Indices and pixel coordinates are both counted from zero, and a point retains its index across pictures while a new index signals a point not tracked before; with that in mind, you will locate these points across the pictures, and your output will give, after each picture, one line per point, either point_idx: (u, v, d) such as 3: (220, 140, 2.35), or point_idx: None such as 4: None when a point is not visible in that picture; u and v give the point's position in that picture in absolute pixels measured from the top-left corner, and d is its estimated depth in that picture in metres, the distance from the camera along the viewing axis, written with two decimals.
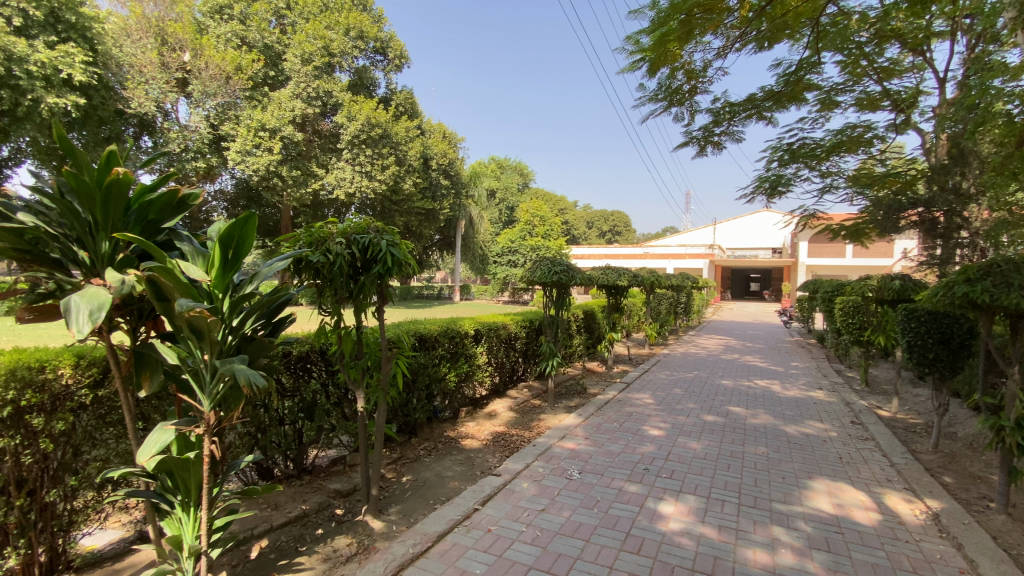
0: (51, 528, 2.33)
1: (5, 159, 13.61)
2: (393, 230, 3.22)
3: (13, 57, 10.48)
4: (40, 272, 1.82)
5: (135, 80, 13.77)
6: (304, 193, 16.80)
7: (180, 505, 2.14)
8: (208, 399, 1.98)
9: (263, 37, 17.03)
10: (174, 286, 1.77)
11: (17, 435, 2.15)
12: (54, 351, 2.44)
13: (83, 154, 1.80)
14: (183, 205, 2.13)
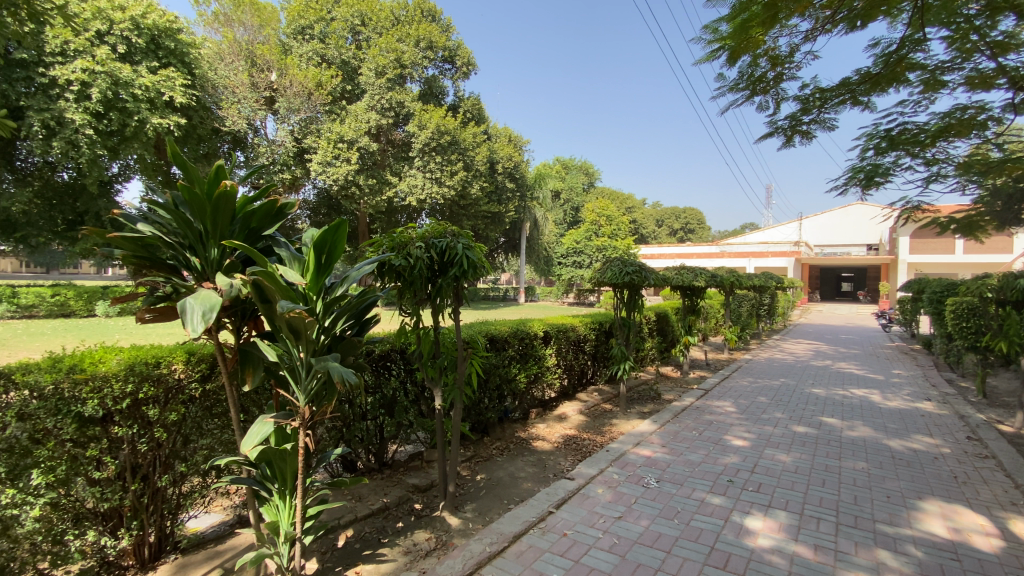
0: (160, 509, 2.63)
1: (117, 175, 15.49)
2: (468, 233, 3.28)
3: (120, 82, 12.30)
4: (159, 275, 2.02)
5: (229, 100, 15.43)
6: (379, 200, 17.56)
7: (277, 492, 2.30)
8: (304, 395, 2.13)
9: (340, 53, 17.81)
10: (276, 288, 1.91)
11: (133, 424, 2.44)
12: (171, 348, 2.72)
13: (195, 169, 1.97)
14: (279, 214, 2.30)
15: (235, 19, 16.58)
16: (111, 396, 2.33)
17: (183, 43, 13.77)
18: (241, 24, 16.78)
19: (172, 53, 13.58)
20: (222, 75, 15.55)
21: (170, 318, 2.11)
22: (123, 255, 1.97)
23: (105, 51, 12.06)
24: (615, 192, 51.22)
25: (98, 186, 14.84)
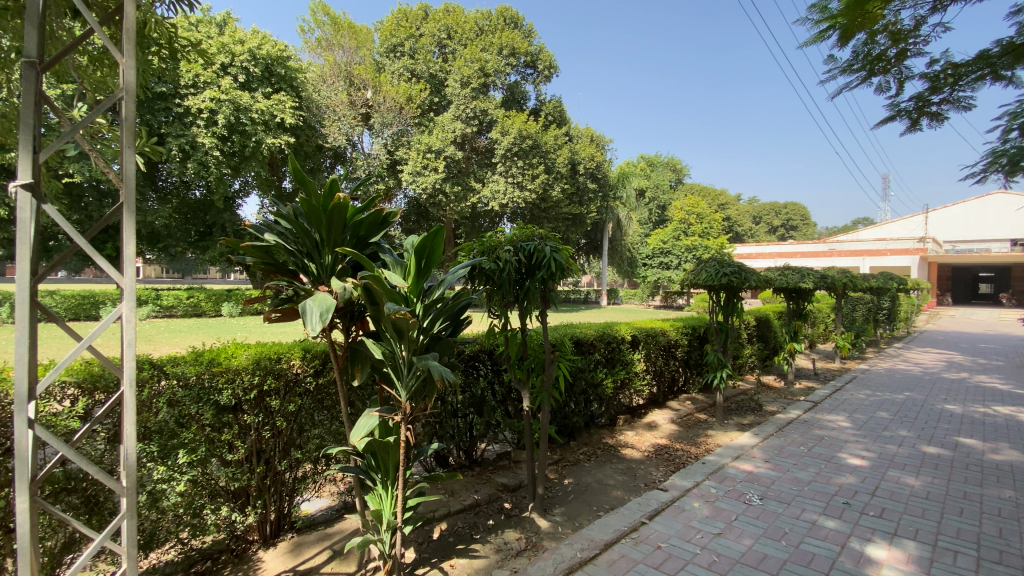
0: (279, 491, 2.91)
1: (238, 191, 17.37)
2: (556, 236, 3.29)
3: (241, 107, 14.06)
4: (282, 280, 2.25)
5: (330, 119, 16.65)
6: (465, 206, 18.04)
7: (380, 482, 2.46)
8: (405, 391, 2.26)
9: (429, 67, 18.75)
10: (383, 291, 2.05)
11: (259, 413, 2.73)
12: (289, 345, 3.01)
13: (313, 183, 2.17)
14: (383, 222, 2.46)
15: (335, 44, 17.67)
16: (241, 387, 2.63)
17: (292, 69, 15.70)
18: (340, 47, 17.76)
19: (282, 78, 15.51)
20: (324, 96, 16.87)
21: (291, 318, 2.32)
22: (253, 262, 2.22)
23: (228, 81, 13.78)
24: (704, 189, 48.60)
25: (223, 201, 16.76)
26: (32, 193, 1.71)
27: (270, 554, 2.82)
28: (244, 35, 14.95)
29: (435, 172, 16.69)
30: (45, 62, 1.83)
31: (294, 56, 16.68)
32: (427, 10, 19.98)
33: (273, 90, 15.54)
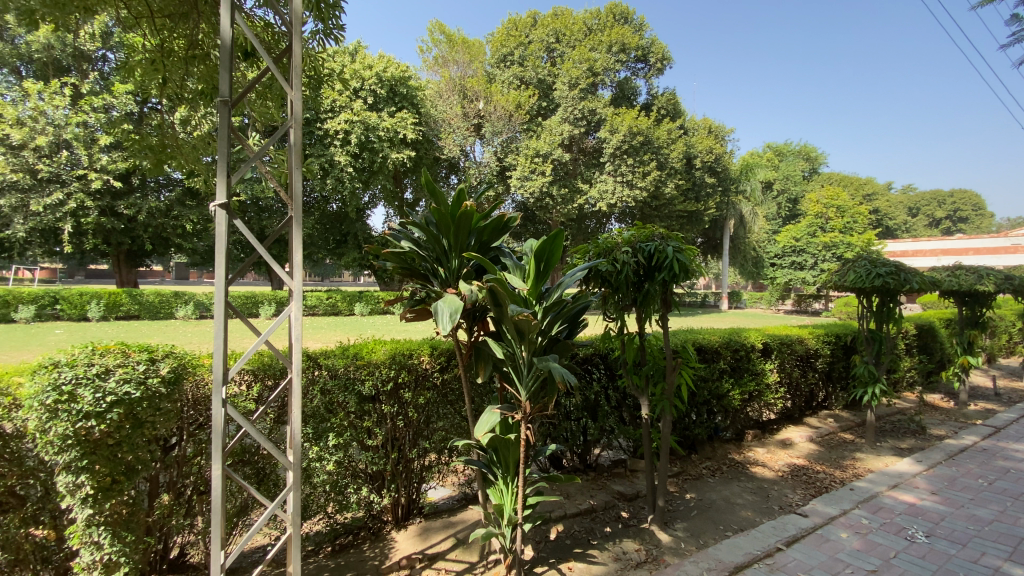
0: (409, 477, 3.15)
1: (367, 203, 19.05)
2: (678, 236, 3.13)
3: (370, 127, 15.52)
4: (416, 282, 2.46)
5: (446, 132, 17.61)
6: (573, 208, 17.88)
7: (501, 478, 2.55)
8: (525, 391, 2.31)
9: (537, 72, 18.87)
10: (506, 294, 2.12)
11: (393, 404, 2.99)
12: (418, 342, 3.25)
13: (442, 193, 2.33)
14: (505, 227, 2.55)
15: (450, 60, 18.74)
16: (380, 378, 2.90)
17: (412, 88, 17.04)
18: (455, 63, 18.84)
19: (405, 97, 16.82)
20: (440, 111, 17.86)
21: (423, 317, 2.50)
22: (392, 266, 2.45)
23: (360, 103, 15.28)
24: (845, 178, 43.00)
25: (355, 212, 18.50)
26: (226, 211, 2.03)
27: (401, 535, 3.06)
28: (372, 60, 16.52)
29: (543, 176, 16.89)
30: (232, 98, 2.15)
31: (414, 75, 17.90)
32: (536, 16, 20.19)
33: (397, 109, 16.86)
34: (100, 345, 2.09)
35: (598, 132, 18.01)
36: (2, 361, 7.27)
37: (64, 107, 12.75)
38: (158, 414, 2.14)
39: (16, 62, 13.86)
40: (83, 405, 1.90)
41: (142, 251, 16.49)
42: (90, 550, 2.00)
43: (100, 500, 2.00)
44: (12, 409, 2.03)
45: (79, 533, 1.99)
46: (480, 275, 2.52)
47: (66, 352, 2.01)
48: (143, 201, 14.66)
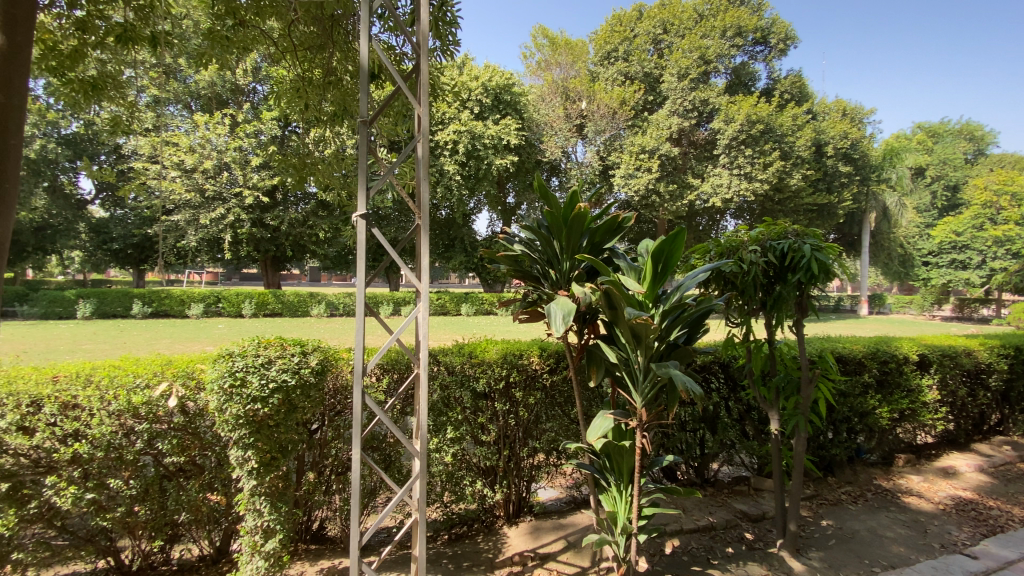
0: (520, 476, 3.20)
1: (473, 208, 19.78)
2: (816, 232, 2.82)
3: (476, 136, 16.27)
4: (529, 285, 2.51)
5: (548, 135, 17.77)
6: (683, 206, 16.93)
7: (615, 485, 2.49)
8: (641, 397, 2.24)
9: (643, 66, 17.88)
10: (621, 296, 2.08)
11: (506, 402, 3.06)
12: (529, 343, 3.30)
13: (555, 197, 2.35)
14: (620, 228, 2.50)
15: (553, 62, 18.72)
16: (493, 377, 2.99)
17: (516, 94, 17.42)
18: (558, 65, 18.75)
19: (509, 104, 17.26)
20: (543, 114, 17.97)
21: (536, 320, 2.54)
22: (506, 270, 2.53)
23: (467, 113, 15.99)
24: None
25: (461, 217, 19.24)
26: (365, 221, 2.24)
27: (513, 531, 3.12)
28: (478, 70, 17.23)
29: (649, 172, 16.24)
30: (369, 117, 2.35)
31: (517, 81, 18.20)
32: (642, 9, 19.34)
33: (501, 116, 17.40)
34: (264, 339, 2.41)
35: (711, 123, 16.91)
36: (178, 351, 8.69)
37: (224, 135, 14.94)
38: (307, 401, 2.42)
39: (189, 100, 16.51)
40: (251, 390, 2.21)
41: (282, 256, 18.55)
42: (254, 515, 2.31)
43: (262, 472, 2.31)
44: (197, 391, 2.41)
45: (246, 500, 2.32)
46: (592, 277, 2.50)
47: (237, 343, 2.35)
48: (285, 213, 16.68)
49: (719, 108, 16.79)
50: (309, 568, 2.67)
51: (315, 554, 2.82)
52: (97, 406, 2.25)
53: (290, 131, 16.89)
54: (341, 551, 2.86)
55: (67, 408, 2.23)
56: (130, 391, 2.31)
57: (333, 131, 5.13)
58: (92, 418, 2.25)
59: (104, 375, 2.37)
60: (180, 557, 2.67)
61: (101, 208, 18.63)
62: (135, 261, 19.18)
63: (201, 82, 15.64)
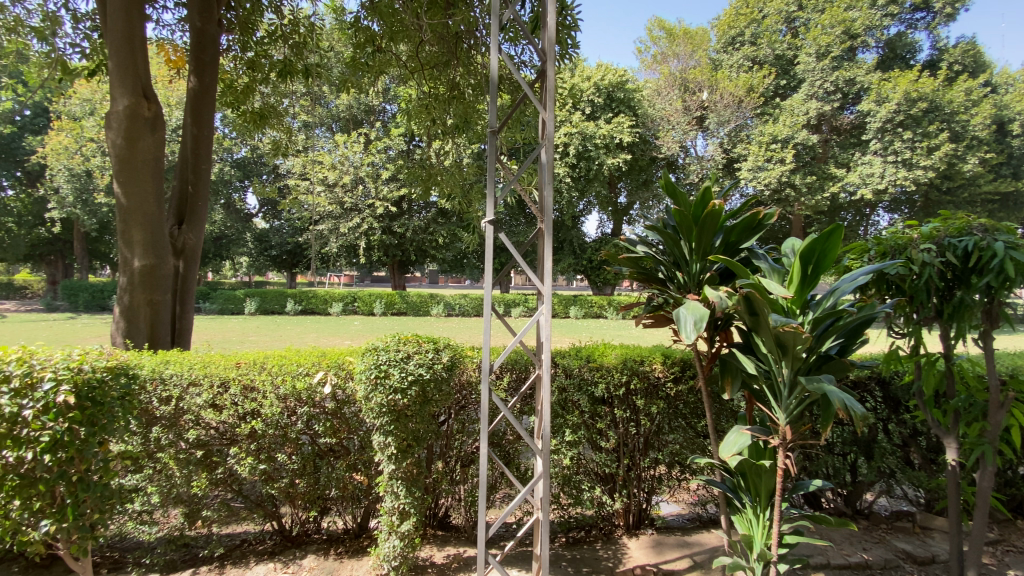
0: (641, 485, 3.09)
1: (585, 210, 19.63)
2: (1013, 226, 2.33)
3: (589, 136, 16.21)
4: (654, 289, 2.42)
5: (665, 129, 16.83)
6: (821, 200, 15.11)
7: (750, 506, 2.32)
8: (784, 413, 2.05)
9: (774, 49, 16.42)
10: (764, 301, 1.91)
11: (626, 409, 2.97)
12: (650, 350, 3.17)
13: (684, 194, 2.24)
14: (758, 227, 2.31)
15: (670, 54, 17.36)
16: (613, 383, 2.92)
17: (630, 90, 17.04)
18: (675, 56, 17.36)
19: (622, 101, 16.92)
20: (658, 109, 17.09)
21: (661, 325, 2.45)
22: (628, 272, 2.47)
23: (579, 114, 15.98)
24: None
25: (572, 219, 19.14)
26: (492, 226, 2.34)
27: (634, 543, 3.00)
28: (590, 70, 17.13)
29: (782, 164, 14.77)
30: (497, 126, 2.43)
31: (631, 78, 17.68)
32: None
33: (613, 115, 17.13)
34: (402, 335, 2.62)
35: (857, 105, 14.95)
36: (320, 344, 9.84)
37: (359, 151, 16.63)
38: (440, 394, 2.58)
39: (331, 122, 18.59)
40: (393, 381, 2.42)
41: (406, 260, 19.82)
42: (392, 497, 2.52)
43: (400, 458, 2.50)
44: (347, 379, 2.69)
45: (385, 482, 2.53)
46: (726, 279, 2.34)
47: (380, 339, 2.58)
48: (409, 221, 18.00)
49: (868, 87, 14.76)
50: (436, 553, 2.84)
51: (442, 540, 3.00)
52: (269, 388, 2.63)
53: (414, 144, 18.23)
54: (465, 540, 3.00)
55: (247, 390, 2.63)
56: (294, 377, 2.65)
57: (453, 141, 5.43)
58: (265, 400, 2.62)
59: (273, 363, 2.75)
60: (329, 528, 2.99)
61: (262, 220, 21.70)
62: (288, 265, 22.01)
63: (341, 105, 17.58)
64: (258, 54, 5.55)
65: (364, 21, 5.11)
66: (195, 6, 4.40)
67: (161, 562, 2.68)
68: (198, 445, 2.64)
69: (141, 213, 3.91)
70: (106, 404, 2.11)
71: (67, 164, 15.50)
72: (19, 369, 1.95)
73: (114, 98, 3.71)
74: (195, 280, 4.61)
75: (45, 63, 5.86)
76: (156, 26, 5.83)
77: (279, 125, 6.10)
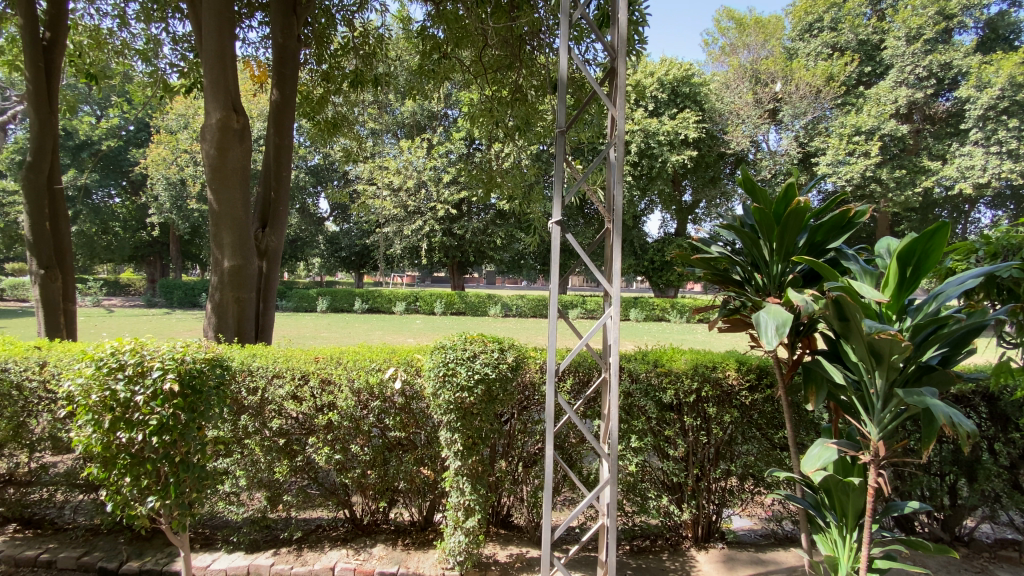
0: (711, 497, 2.96)
1: (646, 209, 19.14)
2: None
3: (651, 133, 15.77)
4: (731, 291, 2.32)
5: (733, 124, 15.98)
6: (912, 195, 13.83)
7: (835, 525, 2.18)
8: (877, 427, 1.89)
9: (857, 34, 15.21)
10: (856, 305, 1.79)
11: (695, 417, 2.86)
12: (723, 356, 3.02)
13: (766, 191, 2.13)
14: (848, 226, 2.16)
15: (740, 45, 16.35)
16: (683, 389, 2.81)
17: (696, 85, 16.43)
18: (746, 47, 16.31)
19: (687, 96, 16.40)
20: (727, 103, 16.19)
21: (738, 330, 2.33)
22: (702, 273, 2.38)
23: (641, 112, 15.60)
24: None
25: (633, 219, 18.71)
26: (560, 227, 2.32)
27: (703, 556, 2.88)
28: (654, 65, 16.69)
29: (866, 157, 13.67)
30: (565, 125, 2.41)
31: (697, 71, 16.98)
32: None
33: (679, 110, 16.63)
34: (468, 334, 2.67)
35: (955, 90, 13.56)
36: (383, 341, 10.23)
37: (422, 156, 17.10)
38: (505, 393, 2.61)
39: (397, 128, 19.27)
40: (460, 379, 2.47)
41: (466, 261, 20.12)
42: (458, 492, 2.57)
43: (466, 454, 2.55)
44: (415, 375, 2.78)
45: (451, 478, 2.59)
46: (811, 281, 2.20)
47: (448, 337, 2.65)
48: (469, 222, 18.31)
49: (968, 71, 13.35)
50: (500, 551, 2.87)
51: (504, 538, 3.02)
52: (344, 382, 2.76)
53: (475, 147, 18.53)
54: (528, 540, 2.99)
55: (325, 382, 2.79)
56: (368, 372, 2.78)
57: (514, 142, 5.45)
58: (341, 392, 2.76)
59: (349, 359, 2.89)
60: (397, 519, 3.10)
61: (333, 223, 22.87)
62: (356, 266, 23.06)
63: (406, 112, 18.19)
64: (332, 66, 5.86)
65: (430, 29, 5.27)
66: (277, 23, 4.70)
67: (246, 541, 2.88)
68: (280, 434, 2.82)
69: (231, 218, 4.24)
70: (204, 393, 2.31)
71: (165, 174, 17.08)
72: (132, 357, 2.16)
73: (209, 113, 4.05)
74: (277, 280, 4.93)
75: (148, 82, 6.48)
76: (242, 44, 6.31)
77: (350, 133, 6.40)
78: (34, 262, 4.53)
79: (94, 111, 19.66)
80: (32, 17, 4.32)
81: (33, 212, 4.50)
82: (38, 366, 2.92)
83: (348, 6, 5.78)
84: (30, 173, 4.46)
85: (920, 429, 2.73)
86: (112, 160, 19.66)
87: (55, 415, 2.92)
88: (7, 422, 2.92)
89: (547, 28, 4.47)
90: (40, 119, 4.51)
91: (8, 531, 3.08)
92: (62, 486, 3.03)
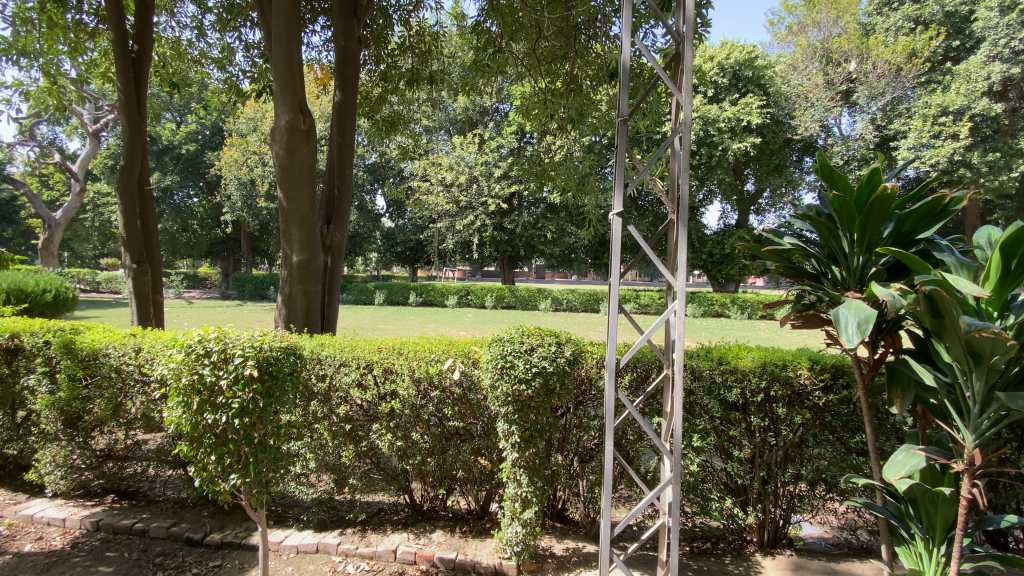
0: (778, 500, 2.83)
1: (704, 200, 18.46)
2: None
3: (711, 120, 15.19)
4: (805, 285, 2.20)
5: (801, 108, 15.07)
6: (1007, 181, 12.56)
7: (922, 538, 2.05)
8: (973, 434, 1.76)
9: (945, 4, 13.80)
10: (954, 302, 1.64)
11: (763, 418, 2.73)
12: (795, 354, 2.86)
13: (846, 178, 2.00)
14: (943, 214, 2.00)
15: (809, 23, 15.12)
16: (751, 387, 2.69)
17: (760, 67, 15.88)
18: (816, 25, 15.04)
19: (750, 80, 15.81)
20: (795, 85, 15.31)
21: (812, 326, 2.23)
22: (774, 267, 2.26)
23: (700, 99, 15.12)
24: None
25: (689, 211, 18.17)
26: (620, 219, 2.27)
27: (769, 562, 2.75)
28: (712, 50, 16.15)
29: (955, 140, 12.43)
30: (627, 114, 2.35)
31: (760, 54, 16.17)
32: None
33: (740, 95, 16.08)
34: (526, 328, 2.68)
35: None
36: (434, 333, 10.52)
37: (473, 152, 17.38)
38: (562, 387, 2.59)
39: (450, 125, 19.65)
40: (518, 372, 2.48)
41: (516, 256, 20.08)
42: (515, 484, 2.59)
43: (523, 446, 2.56)
44: (473, 367, 2.84)
45: (508, 469, 2.61)
46: (898, 275, 2.06)
47: (505, 330, 2.67)
48: (519, 217, 18.33)
49: None
50: (556, 544, 2.88)
51: (561, 532, 3.02)
52: (406, 371, 2.87)
53: (526, 141, 18.54)
54: (584, 535, 2.99)
55: (387, 371, 2.89)
56: (427, 363, 2.86)
57: (567, 135, 5.38)
58: (402, 381, 2.87)
59: (410, 349, 2.98)
60: (454, 507, 3.17)
61: (389, 219, 23.59)
62: (411, 260, 23.69)
63: (458, 109, 18.47)
64: (389, 66, 6.04)
65: (484, 25, 5.31)
66: (339, 25, 4.86)
67: (315, 520, 3.05)
68: (346, 419, 2.96)
69: (299, 214, 4.45)
70: (279, 379, 2.44)
71: (237, 174, 18.19)
72: (216, 344, 2.31)
73: (278, 115, 4.27)
74: (341, 275, 5.12)
75: (222, 88, 6.90)
76: (307, 48, 6.60)
77: (406, 131, 6.54)
78: (127, 257, 4.94)
79: (175, 117, 21.33)
80: (123, 31, 4.69)
81: (126, 212, 4.92)
82: (134, 351, 3.19)
83: (404, 6, 5.90)
84: (123, 176, 4.86)
85: (1019, 436, 2.51)
86: (191, 163, 21.14)
87: (148, 396, 3.20)
88: (107, 402, 3.23)
89: (603, 16, 4.34)
90: (132, 126, 4.92)
91: (109, 500, 3.41)
92: (154, 461, 3.33)
